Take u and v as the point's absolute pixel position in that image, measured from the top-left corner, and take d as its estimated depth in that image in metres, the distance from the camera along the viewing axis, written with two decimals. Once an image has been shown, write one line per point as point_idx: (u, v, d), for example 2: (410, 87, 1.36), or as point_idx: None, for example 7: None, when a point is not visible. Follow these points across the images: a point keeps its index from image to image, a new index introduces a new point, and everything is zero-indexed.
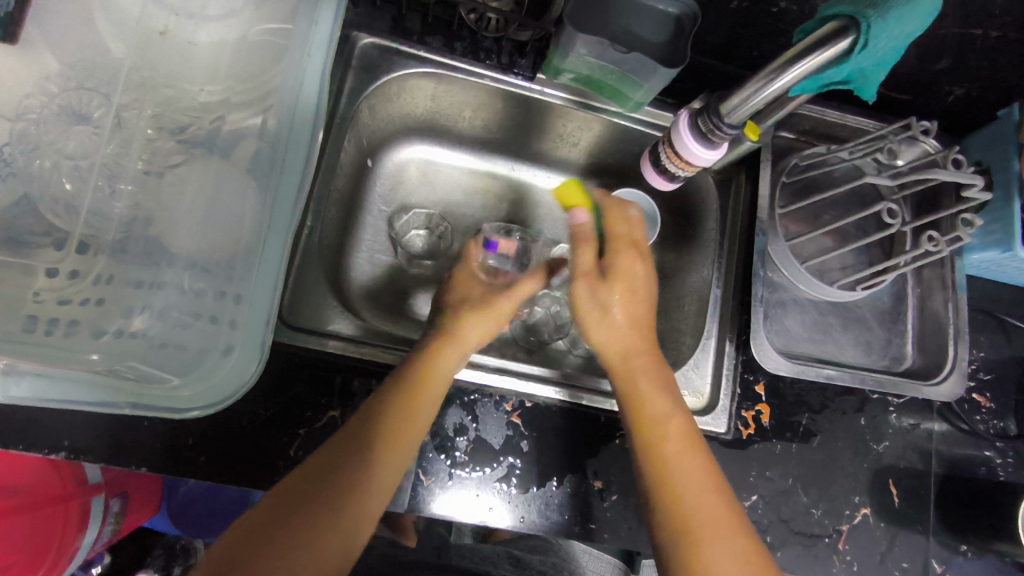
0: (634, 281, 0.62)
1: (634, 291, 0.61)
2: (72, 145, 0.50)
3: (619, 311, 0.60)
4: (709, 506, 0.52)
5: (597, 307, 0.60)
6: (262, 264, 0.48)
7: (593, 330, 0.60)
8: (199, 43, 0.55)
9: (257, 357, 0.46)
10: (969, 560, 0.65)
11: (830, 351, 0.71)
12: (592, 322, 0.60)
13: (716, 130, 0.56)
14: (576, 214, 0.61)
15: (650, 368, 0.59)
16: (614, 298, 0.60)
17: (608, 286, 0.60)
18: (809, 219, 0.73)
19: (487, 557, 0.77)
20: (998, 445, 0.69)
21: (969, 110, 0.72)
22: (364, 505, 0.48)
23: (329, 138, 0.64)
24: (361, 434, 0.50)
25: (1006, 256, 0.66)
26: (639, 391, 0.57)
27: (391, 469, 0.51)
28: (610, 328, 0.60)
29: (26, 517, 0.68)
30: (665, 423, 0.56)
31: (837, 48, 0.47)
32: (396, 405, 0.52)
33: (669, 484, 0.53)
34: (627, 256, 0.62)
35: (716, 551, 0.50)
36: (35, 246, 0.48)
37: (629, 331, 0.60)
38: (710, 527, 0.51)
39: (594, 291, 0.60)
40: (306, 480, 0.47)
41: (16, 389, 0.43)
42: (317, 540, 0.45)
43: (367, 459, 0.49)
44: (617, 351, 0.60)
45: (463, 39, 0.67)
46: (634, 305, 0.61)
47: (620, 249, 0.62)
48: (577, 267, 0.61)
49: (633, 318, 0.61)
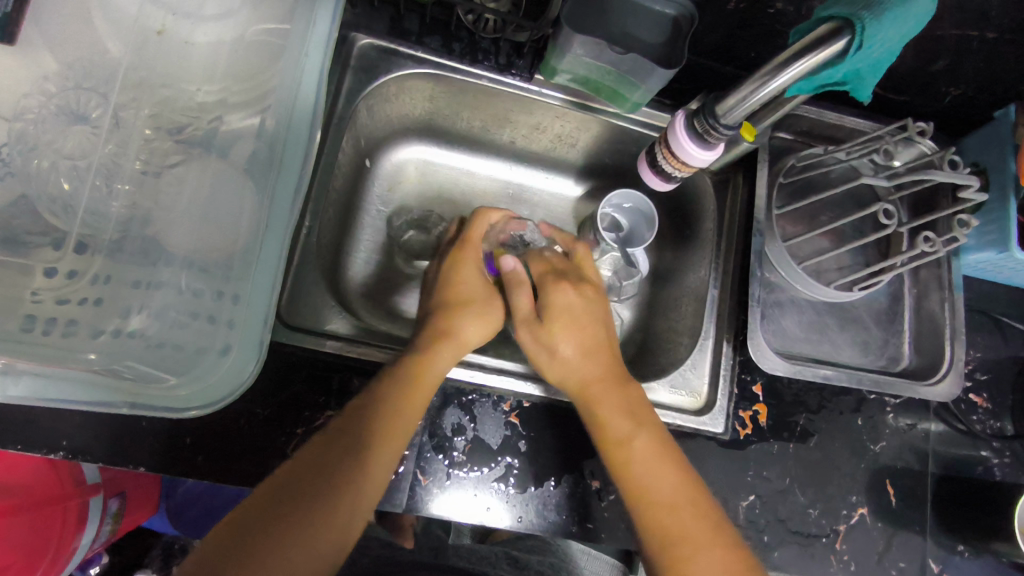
0: (574, 313, 0.62)
1: (575, 322, 0.61)
2: (70, 145, 0.51)
3: (563, 346, 0.59)
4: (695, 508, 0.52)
5: (542, 349, 0.60)
6: (259, 263, 0.48)
7: (544, 367, 0.60)
8: (196, 42, 0.55)
9: (255, 357, 0.46)
10: (966, 560, 0.65)
11: (827, 351, 0.71)
12: (542, 361, 0.60)
13: (713, 131, 0.57)
14: (504, 263, 0.64)
15: (612, 391, 0.58)
16: (557, 335, 0.60)
17: (545, 326, 0.60)
18: (806, 219, 0.73)
19: (485, 557, 0.75)
20: (994, 445, 0.70)
21: (965, 111, 0.72)
22: (353, 504, 0.47)
23: (327, 139, 0.64)
24: (349, 434, 0.50)
25: (1002, 256, 0.66)
26: (603, 411, 0.57)
27: (383, 466, 0.50)
28: (558, 363, 0.59)
29: (25, 517, 0.68)
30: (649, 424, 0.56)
31: (832, 49, 0.47)
32: (390, 402, 0.52)
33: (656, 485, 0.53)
34: (558, 292, 0.62)
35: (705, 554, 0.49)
36: (32, 246, 0.48)
37: (578, 362, 0.59)
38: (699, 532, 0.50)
39: (534, 333, 0.60)
40: (298, 475, 0.47)
41: (15, 389, 0.43)
42: (307, 535, 0.44)
43: (359, 456, 0.49)
44: (571, 384, 0.58)
45: (461, 40, 0.68)
46: (579, 335, 0.60)
47: (551, 287, 0.63)
48: (516, 313, 0.62)
49: (579, 348, 0.60)
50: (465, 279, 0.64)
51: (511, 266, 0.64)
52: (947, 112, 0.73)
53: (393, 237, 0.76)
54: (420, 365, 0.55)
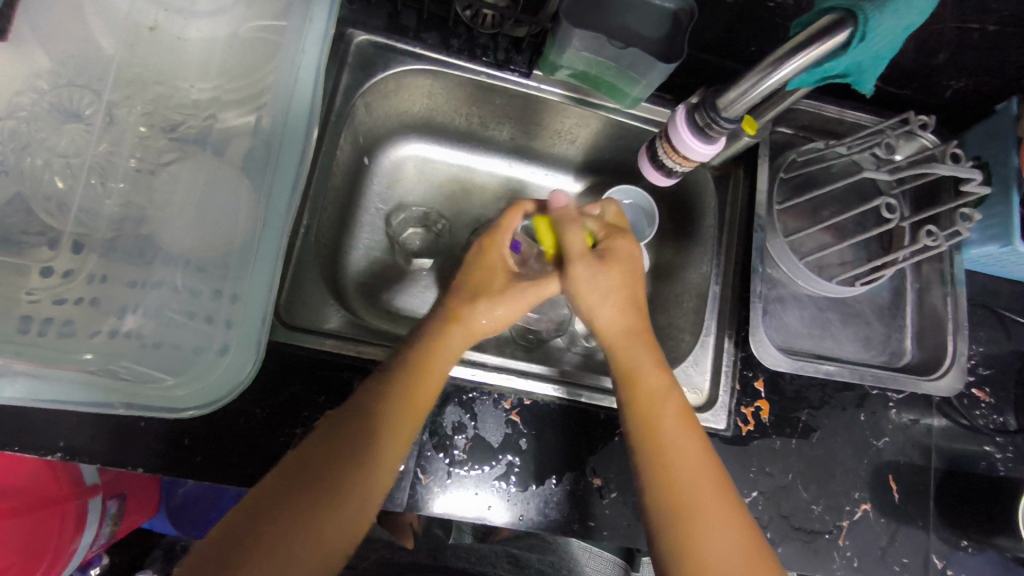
0: (632, 264, 0.60)
1: (628, 271, 0.59)
2: (64, 143, 0.50)
3: (617, 289, 0.58)
4: (705, 489, 0.51)
5: (598, 288, 0.58)
6: (257, 261, 0.47)
7: (597, 315, 0.58)
8: (190, 37, 0.54)
9: (254, 356, 0.46)
10: (970, 555, 0.65)
11: (830, 348, 0.70)
12: (596, 303, 0.58)
13: (713, 125, 0.56)
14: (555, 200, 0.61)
15: (647, 359, 0.57)
16: (614, 278, 0.58)
17: (606, 265, 0.58)
18: (808, 214, 0.73)
19: (485, 557, 0.76)
20: (998, 439, 0.69)
21: (967, 105, 0.72)
22: (360, 500, 0.47)
23: (325, 136, 0.63)
24: (359, 427, 0.49)
25: (1006, 250, 0.66)
26: (637, 387, 0.56)
27: (388, 462, 0.49)
28: (607, 310, 0.58)
29: (23, 519, 0.68)
30: (662, 412, 0.55)
31: (834, 40, 0.47)
32: (398, 398, 0.51)
33: (668, 469, 0.52)
34: (621, 243, 0.60)
35: (709, 536, 0.50)
36: (28, 246, 0.48)
37: (627, 313, 0.58)
38: (709, 509, 0.51)
39: (594, 269, 0.57)
40: (301, 469, 0.47)
41: (11, 390, 0.42)
42: (316, 528, 0.44)
43: (369, 449, 0.48)
44: (616, 334, 0.58)
45: (459, 36, 0.67)
46: (632, 287, 0.59)
47: (615, 237, 0.60)
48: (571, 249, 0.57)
49: (629, 300, 0.59)
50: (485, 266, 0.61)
51: (563, 202, 0.61)
52: (949, 105, 0.73)
53: (391, 236, 0.75)
54: (427, 358, 0.54)
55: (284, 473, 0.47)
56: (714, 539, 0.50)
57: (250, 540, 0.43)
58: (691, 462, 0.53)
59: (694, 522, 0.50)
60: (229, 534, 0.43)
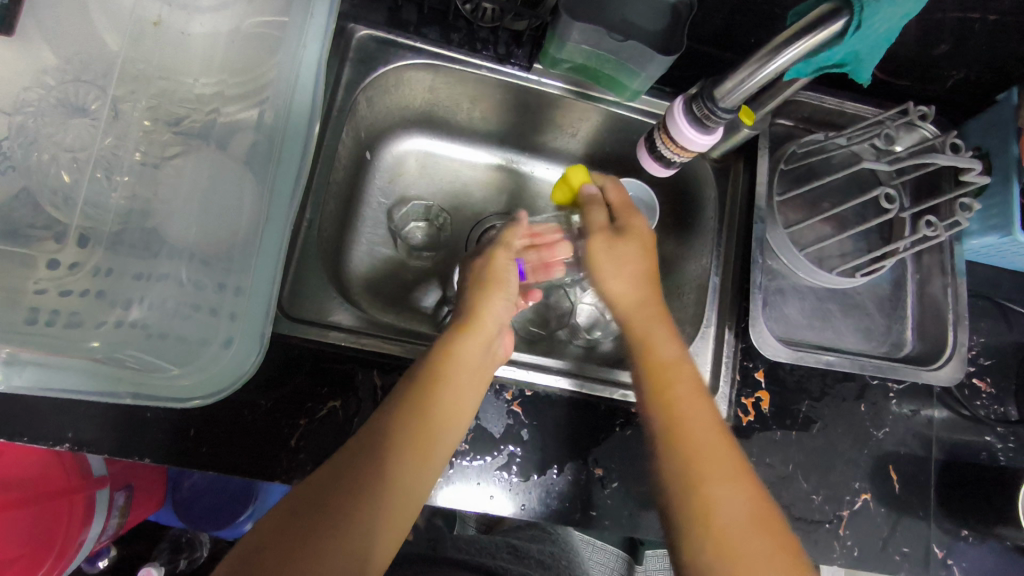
0: (645, 240, 0.62)
1: (645, 242, 0.62)
2: (70, 137, 0.51)
3: (631, 263, 0.60)
4: (725, 461, 0.50)
5: (611, 261, 0.60)
6: (260, 252, 0.48)
7: (611, 283, 0.59)
8: (193, 33, 0.55)
9: (260, 345, 0.47)
10: (970, 545, 0.65)
11: (830, 339, 0.71)
12: (608, 276, 0.60)
13: (711, 115, 0.56)
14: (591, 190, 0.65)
15: (662, 319, 0.58)
16: (629, 253, 0.60)
17: (620, 238, 0.61)
18: (808, 206, 0.73)
19: (485, 548, 0.83)
20: (999, 430, 0.69)
21: (967, 96, 0.72)
22: (380, 508, 0.47)
23: (328, 130, 0.64)
24: (373, 441, 0.49)
25: (1005, 241, 0.66)
26: (650, 337, 0.57)
27: (407, 468, 0.49)
28: (621, 279, 0.59)
29: (30, 510, 0.69)
30: (680, 363, 0.55)
31: (830, 30, 0.47)
32: (402, 419, 0.50)
33: (694, 452, 0.51)
34: (635, 219, 0.63)
35: (722, 504, 0.48)
36: (35, 239, 0.48)
37: (642, 281, 0.60)
38: (725, 479, 0.50)
39: (609, 244, 0.60)
40: (326, 481, 0.46)
41: (19, 379, 0.43)
42: (342, 552, 0.43)
43: (385, 459, 0.48)
44: (630, 304, 0.59)
45: (459, 30, 0.67)
46: (644, 261, 0.61)
47: (630, 215, 0.63)
48: (591, 224, 0.61)
49: (646, 271, 0.60)
50: (507, 264, 0.63)
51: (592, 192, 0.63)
52: (949, 95, 0.72)
53: (394, 230, 0.75)
54: (428, 387, 0.53)
55: (303, 496, 0.46)
56: (729, 505, 0.48)
57: (287, 540, 0.43)
58: (716, 440, 0.52)
59: (709, 489, 0.49)
60: (261, 545, 0.43)
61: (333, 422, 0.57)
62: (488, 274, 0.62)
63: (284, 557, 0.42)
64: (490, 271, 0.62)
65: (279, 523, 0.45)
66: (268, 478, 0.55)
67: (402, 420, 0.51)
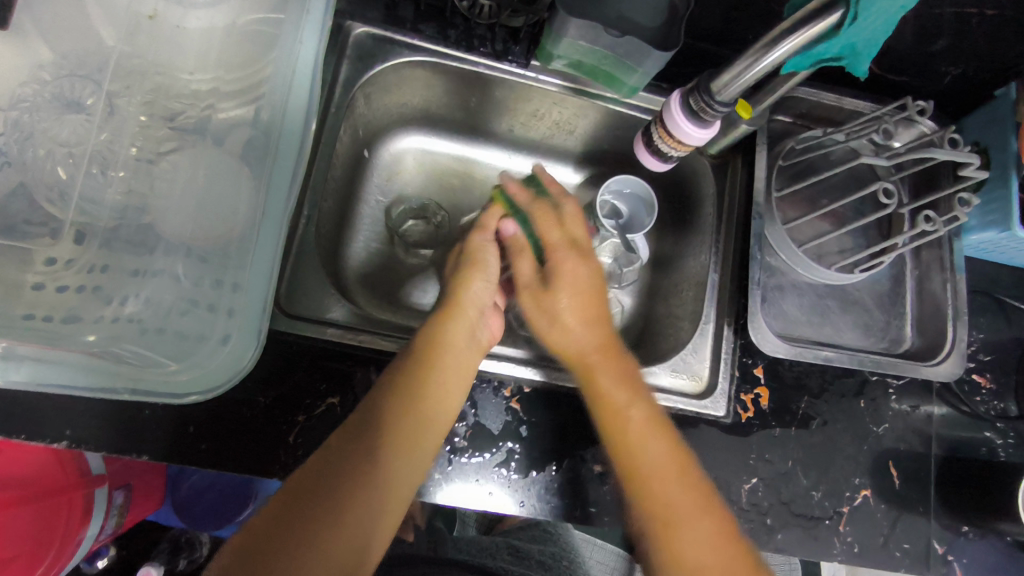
0: (581, 283, 0.59)
1: (581, 281, 0.59)
2: (66, 132, 0.51)
3: (570, 314, 0.58)
4: (687, 501, 0.51)
5: (545, 315, 0.58)
6: (256, 249, 0.48)
7: (554, 340, 0.58)
8: (189, 27, 0.55)
9: (256, 343, 0.47)
10: (971, 541, 0.65)
11: (829, 334, 0.71)
12: (545, 327, 0.59)
13: (708, 108, 0.56)
14: (503, 227, 0.61)
15: (610, 361, 0.57)
16: (562, 306, 0.58)
17: (550, 292, 0.58)
18: (807, 202, 0.73)
19: (485, 548, 0.84)
20: (999, 426, 0.69)
21: (964, 91, 0.72)
22: (372, 499, 0.47)
23: (325, 127, 0.64)
24: (363, 433, 0.49)
25: (1005, 236, 0.66)
26: (597, 386, 0.55)
27: (398, 458, 0.49)
28: (565, 330, 0.58)
29: (29, 508, 0.68)
30: (628, 410, 0.54)
31: (824, 23, 0.47)
32: (393, 408, 0.50)
33: (657, 501, 0.51)
34: (563, 261, 0.59)
35: (689, 547, 0.50)
36: (31, 235, 0.48)
37: (587, 328, 0.58)
38: (689, 518, 0.51)
39: (539, 300, 0.59)
40: (318, 474, 0.46)
41: (16, 375, 0.43)
42: (337, 543, 0.44)
43: (377, 450, 0.48)
44: (578, 354, 0.57)
45: (457, 27, 0.67)
46: (585, 304, 0.58)
47: (561, 256, 0.59)
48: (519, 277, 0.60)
49: (587, 314, 0.58)
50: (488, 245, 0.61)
51: (511, 230, 0.61)
52: (947, 91, 0.72)
53: (391, 228, 0.75)
54: (416, 376, 0.52)
55: (293, 489, 0.46)
56: (693, 546, 0.50)
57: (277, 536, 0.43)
58: (678, 482, 0.52)
59: (674, 532, 0.50)
60: (251, 540, 0.43)
61: (331, 419, 0.57)
62: (469, 252, 0.61)
63: (270, 555, 0.42)
64: (470, 249, 0.61)
65: (271, 516, 0.44)
66: (267, 475, 0.55)
67: (391, 411, 0.50)
